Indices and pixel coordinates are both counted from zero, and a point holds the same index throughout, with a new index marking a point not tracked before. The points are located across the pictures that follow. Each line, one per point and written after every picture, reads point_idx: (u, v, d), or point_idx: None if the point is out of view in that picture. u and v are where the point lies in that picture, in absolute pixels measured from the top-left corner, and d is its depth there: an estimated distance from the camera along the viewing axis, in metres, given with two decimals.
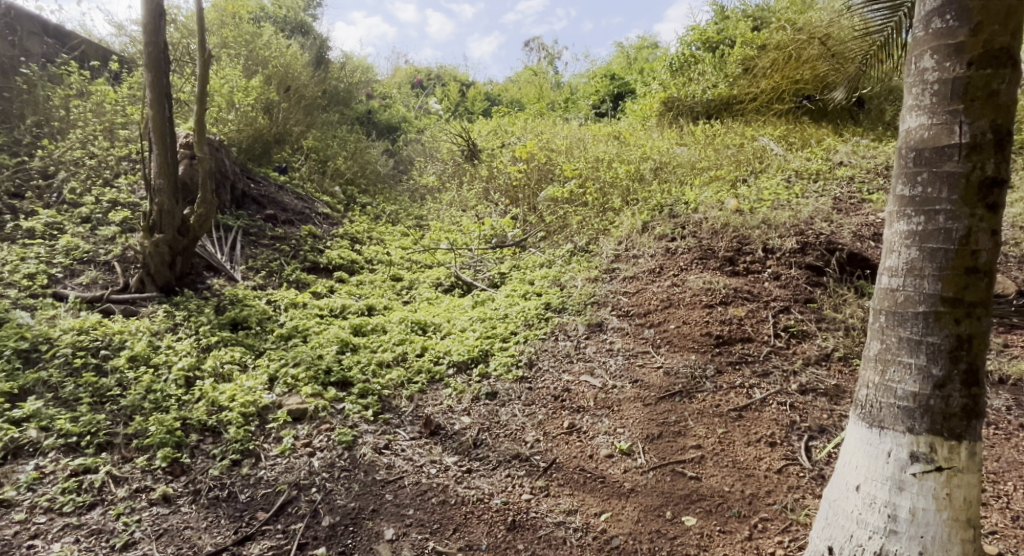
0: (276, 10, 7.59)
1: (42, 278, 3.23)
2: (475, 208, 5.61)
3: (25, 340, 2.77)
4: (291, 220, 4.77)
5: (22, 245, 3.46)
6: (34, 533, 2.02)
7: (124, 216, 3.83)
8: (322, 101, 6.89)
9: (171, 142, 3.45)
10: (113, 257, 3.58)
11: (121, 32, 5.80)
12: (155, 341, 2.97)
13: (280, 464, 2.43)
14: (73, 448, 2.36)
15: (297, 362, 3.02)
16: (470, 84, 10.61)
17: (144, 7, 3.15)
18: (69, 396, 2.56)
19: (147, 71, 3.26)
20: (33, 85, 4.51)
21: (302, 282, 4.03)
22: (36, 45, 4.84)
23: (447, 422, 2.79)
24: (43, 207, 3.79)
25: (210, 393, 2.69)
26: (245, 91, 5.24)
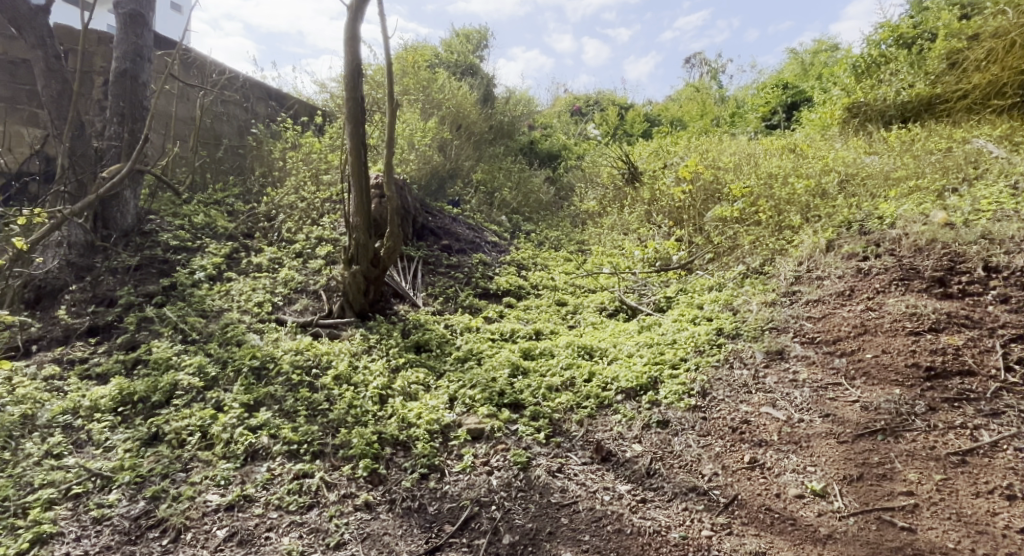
0: (448, 56, 8.26)
1: (267, 306, 3.81)
2: (637, 231, 5.55)
3: (257, 358, 3.28)
4: (463, 249, 5.10)
5: (253, 278, 4.10)
6: (269, 526, 2.34)
7: (327, 250, 4.36)
8: (489, 136, 7.32)
9: (366, 184, 3.86)
10: (320, 286, 4.08)
11: (324, 89, 6.70)
12: (354, 362, 3.34)
13: (462, 480, 2.59)
14: (294, 454, 2.70)
15: (473, 384, 3.21)
16: (629, 106, 10.60)
17: (345, 68, 3.62)
18: (290, 408, 2.95)
19: (348, 123, 3.71)
20: (261, 141, 5.43)
21: (475, 307, 4.29)
22: (263, 108, 5.83)
23: (619, 449, 2.76)
24: (267, 245, 4.47)
25: (400, 410, 2.96)
26: (422, 132, 5.74)
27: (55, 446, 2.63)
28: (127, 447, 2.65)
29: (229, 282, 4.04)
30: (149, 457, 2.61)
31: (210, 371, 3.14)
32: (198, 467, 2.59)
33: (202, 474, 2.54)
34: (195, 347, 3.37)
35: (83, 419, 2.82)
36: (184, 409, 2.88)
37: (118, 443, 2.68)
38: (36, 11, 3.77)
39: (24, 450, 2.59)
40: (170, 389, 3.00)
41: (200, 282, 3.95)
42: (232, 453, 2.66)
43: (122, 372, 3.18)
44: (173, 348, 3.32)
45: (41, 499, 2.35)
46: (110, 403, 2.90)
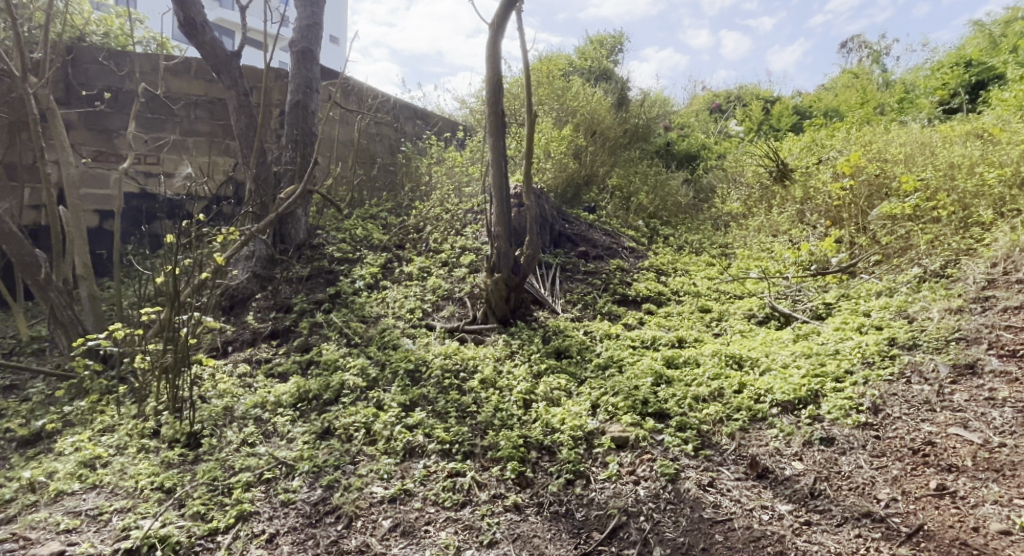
0: (582, 63, 8.30)
1: (418, 312, 4.06)
2: (788, 232, 5.19)
3: (411, 362, 3.50)
4: (600, 255, 5.07)
5: (405, 286, 4.40)
6: (427, 520, 2.46)
7: (470, 258, 4.54)
8: (624, 140, 7.22)
9: (506, 194, 3.98)
10: (465, 293, 4.25)
11: (464, 105, 7.04)
12: (499, 367, 3.45)
13: (608, 488, 2.57)
14: (446, 453, 2.84)
15: (616, 392, 3.16)
16: (775, 99, 9.93)
17: (487, 83, 3.77)
18: (442, 409, 3.11)
19: (489, 136, 3.86)
20: (410, 158, 5.83)
21: (614, 314, 4.24)
22: (411, 127, 6.25)
23: (777, 466, 2.58)
24: (416, 255, 4.76)
25: (544, 415, 3.00)
26: (557, 140, 5.81)
27: (249, 435, 3.00)
28: (306, 439, 2.95)
29: (384, 289, 4.37)
30: (322, 449, 2.88)
31: (371, 372, 3.42)
32: (364, 461, 2.81)
33: (368, 467, 2.75)
34: (357, 350, 3.68)
35: (270, 412, 3.20)
36: (351, 407, 3.16)
37: (299, 435, 2.99)
38: (230, 56, 4.36)
39: (225, 438, 2.99)
40: (338, 388, 3.31)
41: (360, 290, 4.32)
42: (392, 449, 2.86)
43: (298, 371, 3.56)
44: (339, 351, 3.66)
45: (241, 480, 2.66)
46: (291, 399, 3.26)
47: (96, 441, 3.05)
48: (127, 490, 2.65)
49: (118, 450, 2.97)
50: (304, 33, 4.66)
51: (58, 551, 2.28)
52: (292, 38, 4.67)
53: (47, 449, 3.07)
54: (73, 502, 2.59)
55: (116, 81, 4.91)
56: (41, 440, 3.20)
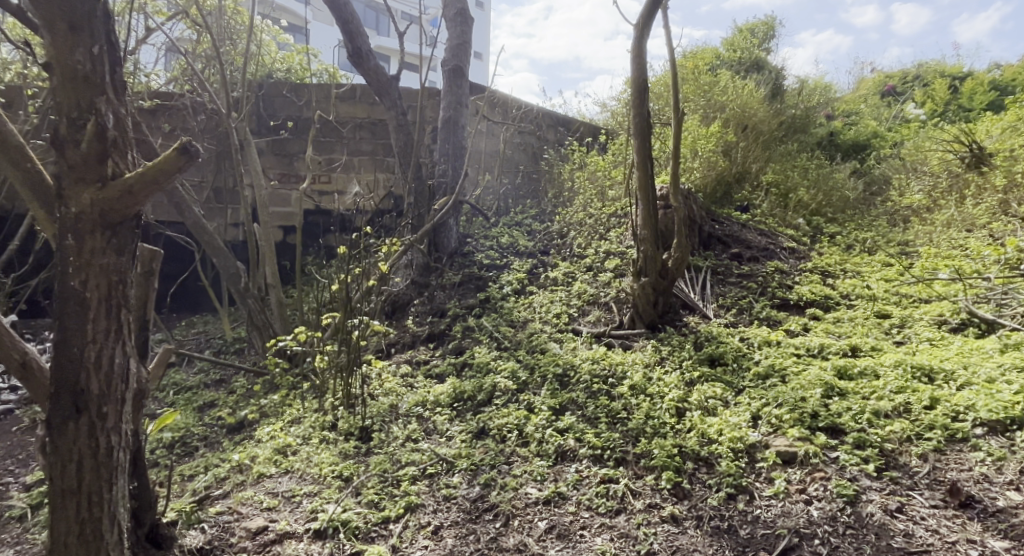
0: (731, 55, 7.88)
1: (564, 317, 4.08)
2: (987, 227, 4.54)
3: (560, 366, 3.52)
4: (756, 257, 4.75)
5: (550, 291, 4.45)
6: (582, 524, 2.45)
7: (616, 262, 4.47)
8: (781, 133, 6.71)
9: (653, 196, 3.88)
10: (611, 298, 4.19)
11: (605, 108, 7.02)
12: (649, 374, 3.35)
13: (776, 506, 2.38)
14: (598, 458, 2.81)
15: (779, 403, 2.92)
16: (966, 74, 8.67)
17: (632, 85, 3.70)
18: (592, 415, 3.08)
19: (633, 138, 3.78)
20: (552, 165, 5.89)
21: (773, 319, 3.94)
22: (553, 134, 6.35)
23: (986, 496, 2.24)
24: (561, 260, 4.79)
25: (699, 425, 2.86)
26: (705, 138, 5.55)
27: (412, 432, 3.22)
28: (463, 437, 3.09)
29: (530, 294, 4.45)
30: (478, 448, 3.00)
31: (521, 375, 3.50)
32: (518, 461, 2.87)
33: (522, 468, 2.81)
34: (507, 353, 3.79)
35: (429, 410, 3.40)
36: (503, 408, 3.25)
37: (456, 433, 3.15)
38: (390, 79, 4.71)
39: (392, 433, 3.23)
40: (490, 389, 3.43)
41: (508, 295, 4.46)
42: (544, 451, 2.89)
43: (454, 373, 3.74)
44: (490, 354, 3.80)
45: (408, 474, 2.85)
46: (448, 399, 3.44)
47: (286, 430, 3.45)
48: (313, 476, 2.95)
49: (304, 440, 3.33)
50: (455, 51, 4.92)
51: (262, 525, 2.58)
52: (444, 58, 4.94)
53: (249, 436, 3.54)
54: (271, 484, 2.94)
55: (296, 111, 5.55)
56: (244, 427, 3.69)
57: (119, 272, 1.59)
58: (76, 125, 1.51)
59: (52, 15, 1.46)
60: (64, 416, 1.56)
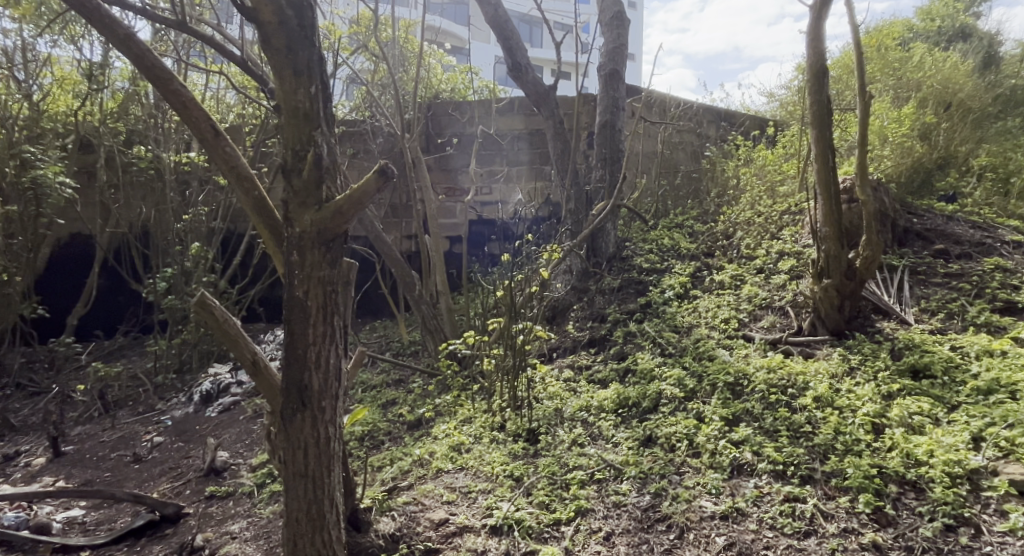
0: (928, 25, 6.98)
1: (734, 323, 3.85)
2: None
3: (731, 374, 3.32)
4: (968, 254, 4.12)
5: (717, 294, 4.24)
6: (766, 544, 2.28)
7: (791, 263, 4.14)
8: (998, 108, 5.75)
9: (835, 190, 3.54)
10: (787, 302, 3.88)
11: (772, 98, 6.67)
12: (836, 385, 3.04)
13: (1012, 545, 2.04)
14: (781, 475, 2.60)
15: (1009, 424, 2.50)
16: None
17: (809, 72, 3.41)
18: (770, 427, 2.86)
19: (811, 128, 3.48)
20: (714, 162, 5.62)
21: (995, 325, 3.38)
22: (715, 131, 6.14)
23: None
24: (728, 262, 4.54)
25: (904, 444, 2.53)
26: (897, 121, 4.92)
27: (579, 436, 3.25)
28: (630, 444, 3.05)
29: (695, 299, 4.28)
30: (647, 456, 2.94)
31: (689, 383, 3.36)
32: (690, 472, 2.76)
33: (694, 479, 2.69)
34: (672, 359, 3.67)
35: (594, 416, 3.40)
36: (671, 416, 3.15)
37: (623, 440, 3.11)
38: (548, 89, 4.82)
39: (558, 436, 3.29)
40: (656, 396, 3.35)
41: (671, 299, 4.33)
42: (718, 463, 2.74)
43: (617, 379, 3.71)
44: (654, 360, 3.71)
45: (576, 477, 2.88)
46: (613, 404, 3.43)
47: (460, 429, 3.67)
48: (486, 474, 3.10)
49: (476, 439, 3.52)
50: (610, 55, 4.91)
51: (444, 518, 2.76)
52: (600, 63, 4.96)
53: (427, 432, 3.82)
54: (449, 479, 3.14)
55: (459, 127, 5.90)
56: (422, 424, 3.99)
57: (332, 283, 1.84)
58: (299, 156, 1.81)
59: (283, 67, 1.77)
60: (292, 409, 1.82)
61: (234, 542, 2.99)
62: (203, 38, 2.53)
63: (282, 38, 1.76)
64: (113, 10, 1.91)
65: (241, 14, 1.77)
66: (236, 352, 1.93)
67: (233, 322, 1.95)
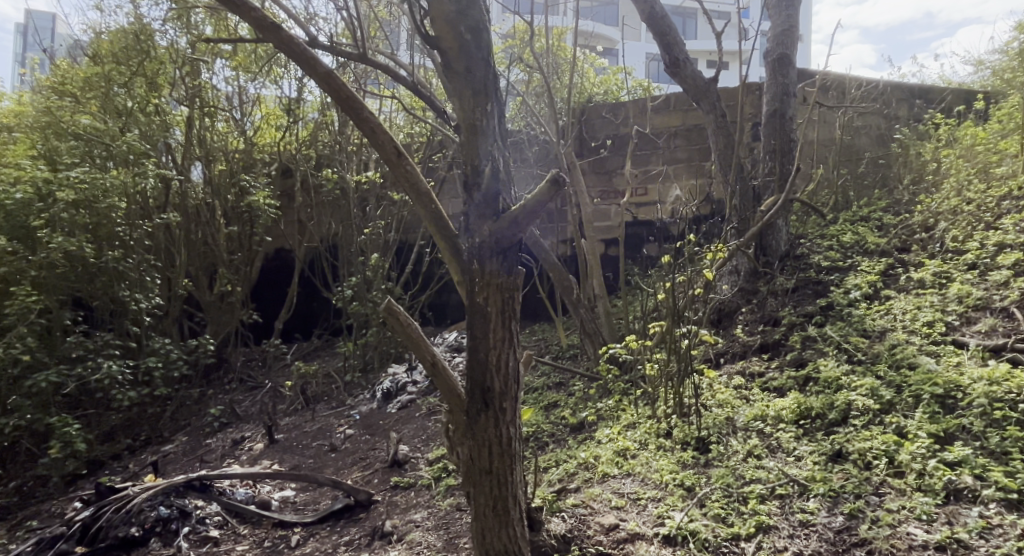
0: None
1: (940, 326, 3.38)
2: None
3: (939, 386, 2.92)
4: None
5: (916, 294, 3.75)
6: None
7: (1015, 257, 3.53)
8: None
9: None
10: (1011, 303, 3.33)
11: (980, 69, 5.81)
12: None
13: None
14: (1015, 505, 2.19)
15: None
16: None
17: None
18: (996, 448, 2.46)
19: None
20: (907, 146, 5.00)
21: None
22: (907, 110, 5.45)
23: None
24: (928, 258, 4.00)
25: None
26: None
27: (755, 447, 3.05)
28: (816, 459, 2.80)
29: (888, 300, 3.83)
30: (837, 473, 2.68)
31: (886, 394, 3.00)
32: (891, 495, 2.45)
33: (898, 502, 2.38)
34: (863, 367, 3.31)
35: (772, 426, 3.18)
36: (865, 430, 2.84)
37: (806, 454, 2.87)
38: (709, 83, 4.62)
39: (731, 446, 3.12)
40: (845, 408, 3.04)
41: (858, 301, 3.91)
42: (928, 486, 2.40)
43: (796, 387, 3.43)
44: (840, 368, 3.37)
45: (755, 492, 2.70)
46: (792, 415, 3.18)
47: (624, 434, 3.63)
48: (655, 481, 3.03)
49: (642, 445, 3.45)
50: (779, 39, 4.59)
51: (615, 523, 2.75)
52: (767, 48, 4.66)
53: (590, 436, 3.83)
54: (616, 484, 3.12)
55: (614, 130, 5.87)
56: (585, 428, 4.01)
57: (510, 290, 1.93)
58: (477, 171, 1.92)
59: (463, 88, 1.91)
60: (476, 409, 1.93)
61: (417, 530, 3.24)
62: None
63: (462, 62, 1.90)
64: (315, 50, 2.16)
65: (426, 43, 1.93)
66: (417, 354, 2.01)
67: (413, 325, 2.03)
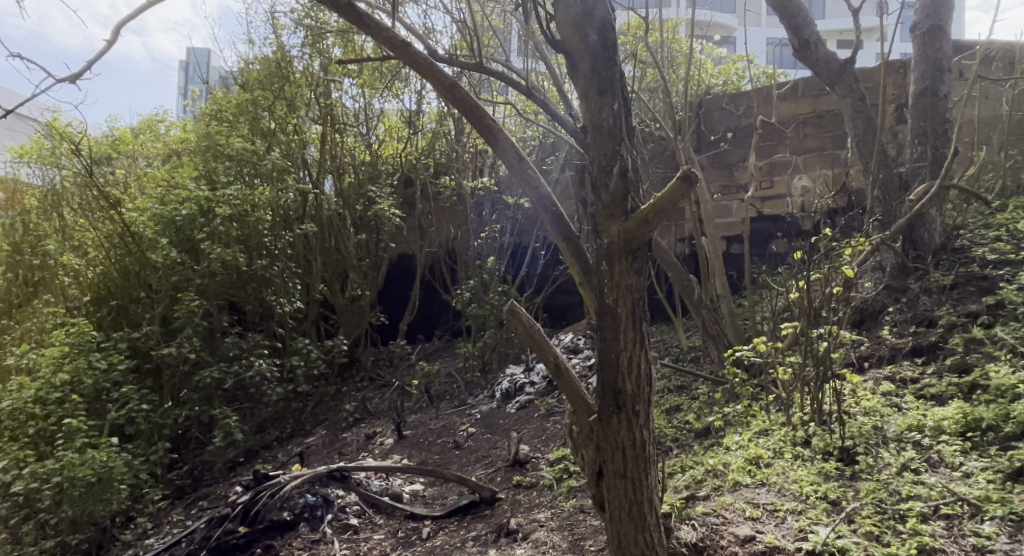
0: None
1: None
2: None
3: None
4: None
5: None
6: None
7: None
8: None
9: None
10: None
11: None
12: None
13: None
14: None
15: None
16: None
17: None
18: None
19: None
20: None
21: None
22: None
23: None
24: None
25: None
26: None
27: (912, 461, 2.76)
28: (989, 478, 2.49)
29: None
30: (1018, 496, 2.36)
31: None
32: None
33: None
34: None
35: (931, 438, 2.87)
36: None
37: (977, 470, 2.57)
38: (845, 64, 4.27)
39: (882, 459, 2.85)
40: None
41: None
42: None
43: (960, 396, 3.09)
44: (1015, 375, 2.97)
45: (914, 510, 2.43)
46: (956, 426, 2.86)
47: (755, 442, 3.44)
48: (793, 493, 2.84)
49: (777, 454, 3.25)
50: (929, 10, 4.15)
51: (750, 534, 2.61)
52: (914, 21, 4.23)
53: (717, 442, 3.67)
54: (749, 494, 2.96)
55: (735, 121, 5.60)
56: (711, 433, 3.83)
57: (640, 290, 1.88)
58: (606, 171, 1.90)
59: (590, 86, 1.90)
60: (608, 412, 1.91)
61: (542, 530, 3.27)
62: (496, 75, 2.84)
63: (589, 61, 1.90)
64: (439, 62, 2.23)
65: (552, 47, 1.96)
66: (540, 356, 2.07)
67: (537, 328, 2.09)
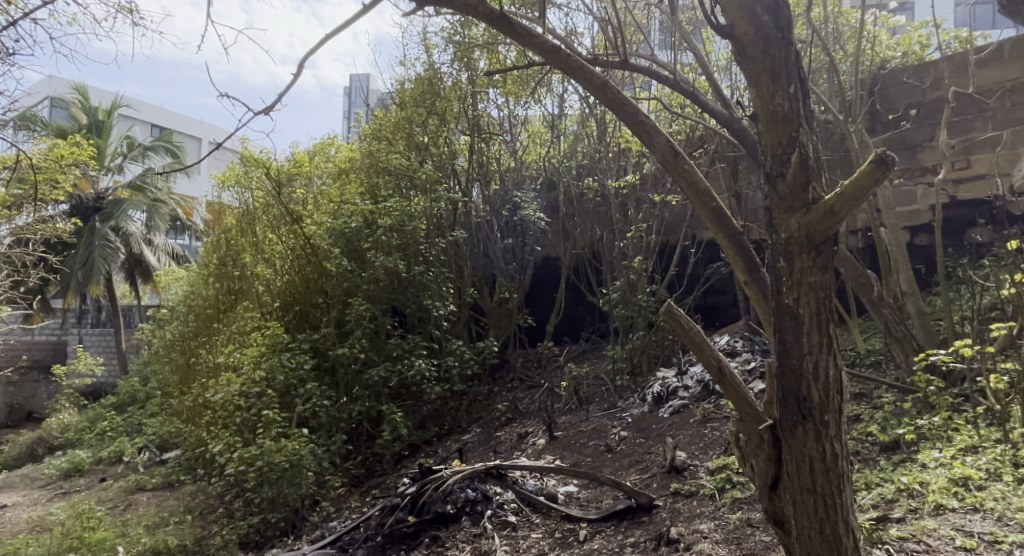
0: None
1: None
2: None
3: None
4: None
5: None
6: None
7: None
8: None
9: None
10: None
11: None
12: None
13: None
14: None
15: None
16: None
17: None
18: None
19: None
20: None
21: None
22: None
23: None
24: None
25: None
26: None
27: None
28: None
29: None
30: None
31: None
32: None
33: None
34: None
35: None
36: None
37: None
38: None
39: None
40: None
41: None
42: None
43: None
44: None
45: None
46: None
47: (961, 460, 3.00)
48: (1019, 523, 2.44)
49: (992, 476, 2.81)
50: None
51: None
52: None
53: (909, 458, 3.25)
54: (958, 519, 2.58)
55: (919, 96, 4.97)
56: (900, 448, 3.40)
57: (826, 289, 1.70)
58: (782, 160, 1.76)
59: (761, 71, 1.77)
60: (792, 420, 1.76)
61: (706, 541, 3.10)
62: (642, 70, 2.73)
63: (758, 44, 1.77)
64: (589, 62, 2.19)
65: (716, 32, 1.84)
66: (702, 360, 1.97)
67: (698, 331, 1.98)
